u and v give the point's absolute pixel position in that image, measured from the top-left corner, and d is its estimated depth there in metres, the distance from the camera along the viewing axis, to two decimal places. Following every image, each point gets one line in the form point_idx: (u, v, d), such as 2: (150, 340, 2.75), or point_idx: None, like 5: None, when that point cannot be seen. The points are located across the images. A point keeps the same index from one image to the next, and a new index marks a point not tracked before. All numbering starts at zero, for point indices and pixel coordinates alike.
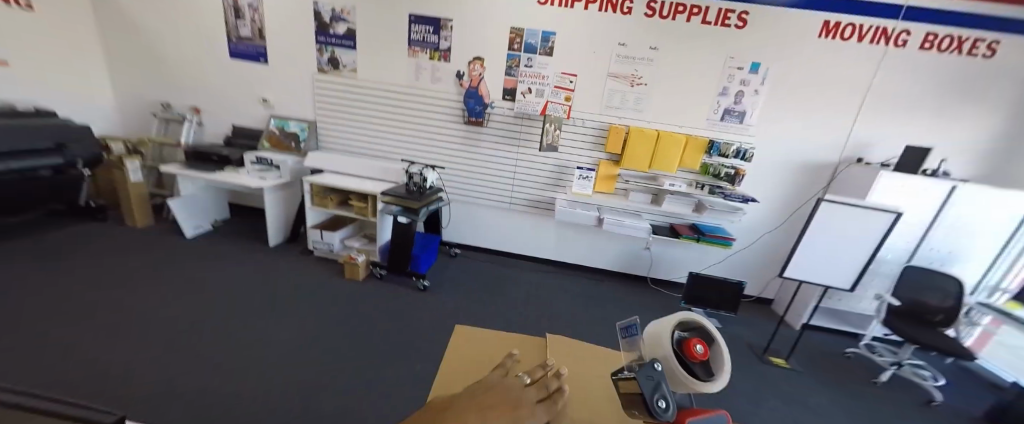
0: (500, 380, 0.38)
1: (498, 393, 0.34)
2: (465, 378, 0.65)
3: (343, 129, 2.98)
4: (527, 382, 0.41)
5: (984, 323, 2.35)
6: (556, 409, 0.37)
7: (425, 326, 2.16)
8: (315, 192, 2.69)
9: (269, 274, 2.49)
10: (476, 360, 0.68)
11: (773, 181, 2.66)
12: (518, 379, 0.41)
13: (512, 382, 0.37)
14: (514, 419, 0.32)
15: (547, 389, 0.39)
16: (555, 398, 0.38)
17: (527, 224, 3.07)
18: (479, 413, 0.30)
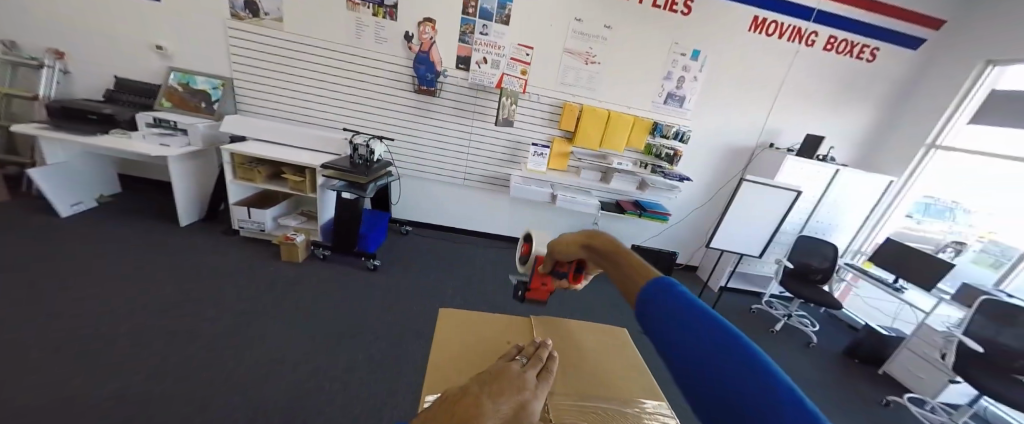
0: (498, 364, 0.39)
1: (500, 377, 0.36)
2: (463, 357, 0.61)
3: (268, 90, 2.58)
4: (522, 358, 0.43)
5: (848, 279, 2.95)
6: (552, 377, 0.40)
7: (377, 306, 2.07)
8: (238, 162, 2.34)
9: (184, 258, 2.15)
10: (470, 337, 0.66)
11: (705, 162, 2.95)
12: (515, 359, 0.42)
13: (510, 364, 0.39)
14: (520, 398, 0.34)
15: (541, 361, 0.42)
16: (549, 368, 0.42)
17: (482, 200, 3.04)
18: (489, 400, 0.32)
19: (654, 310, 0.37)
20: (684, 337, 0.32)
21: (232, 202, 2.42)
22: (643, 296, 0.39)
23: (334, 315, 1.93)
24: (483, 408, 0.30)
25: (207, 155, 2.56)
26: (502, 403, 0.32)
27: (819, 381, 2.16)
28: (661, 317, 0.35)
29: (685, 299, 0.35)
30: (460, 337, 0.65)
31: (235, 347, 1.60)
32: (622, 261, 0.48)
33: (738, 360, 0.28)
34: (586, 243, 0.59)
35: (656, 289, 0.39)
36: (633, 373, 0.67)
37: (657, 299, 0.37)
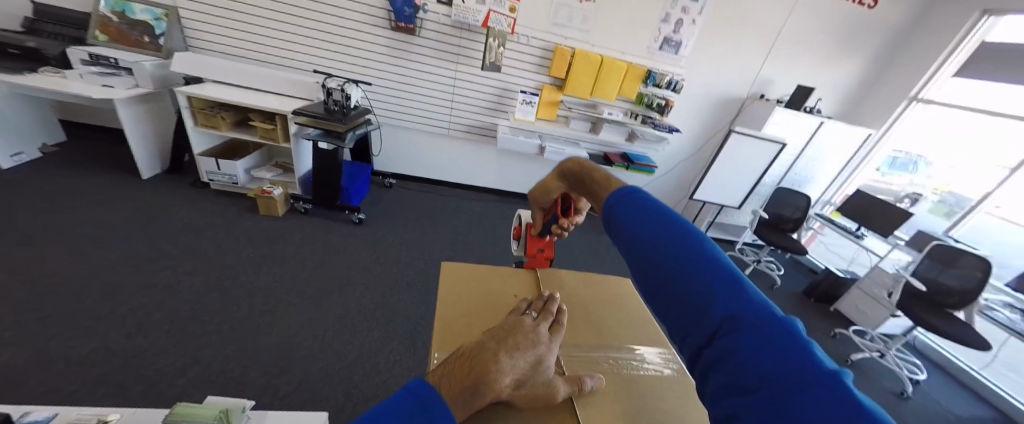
0: (509, 318, 0.43)
1: (514, 336, 0.39)
2: (468, 306, 0.62)
3: (220, 22, 2.26)
4: (533, 315, 0.45)
5: (815, 228, 3.15)
6: (561, 335, 0.44)
7: (366, 258, 2.07)
8: (197, 107, 2.12)
9: (152, 212, 2.02)
10: (473, 287, 0.66)
11: (695, 113, 2.91)
12: (526, 314, 0.45)
13: (523, 321, 0.42)
14: (532, 353, 0.38)
15: (550, 317, 0.45)
16: (558, 327, 0.45)
17: (468, 151, 2.94)
18: (505, 356, 0.36)
19: (622, 216, 0.42)
20: (642, 234, 0.38)
21: (196, 151, 2.24)
22: (612, 203, 0.45)
23: (321, 268, 1.92)
24: (502, 366, 0.34)
25: (160, 98, 2.30)
26: (511, 356, 0.37)
27: None
28: (628, 220, 0.41)
29: (651, 206, 0.41)
30: (462, 291, 0.65)
31: (223, 300, 1.59)
32: (594, 183, 0.53)
33: (689, 252, 0.35)
34: (562, 174, 0.64)
35: (625, 197, 0.44)
36: (628, 322, 0.70)
37: (623, 206, 0.43)
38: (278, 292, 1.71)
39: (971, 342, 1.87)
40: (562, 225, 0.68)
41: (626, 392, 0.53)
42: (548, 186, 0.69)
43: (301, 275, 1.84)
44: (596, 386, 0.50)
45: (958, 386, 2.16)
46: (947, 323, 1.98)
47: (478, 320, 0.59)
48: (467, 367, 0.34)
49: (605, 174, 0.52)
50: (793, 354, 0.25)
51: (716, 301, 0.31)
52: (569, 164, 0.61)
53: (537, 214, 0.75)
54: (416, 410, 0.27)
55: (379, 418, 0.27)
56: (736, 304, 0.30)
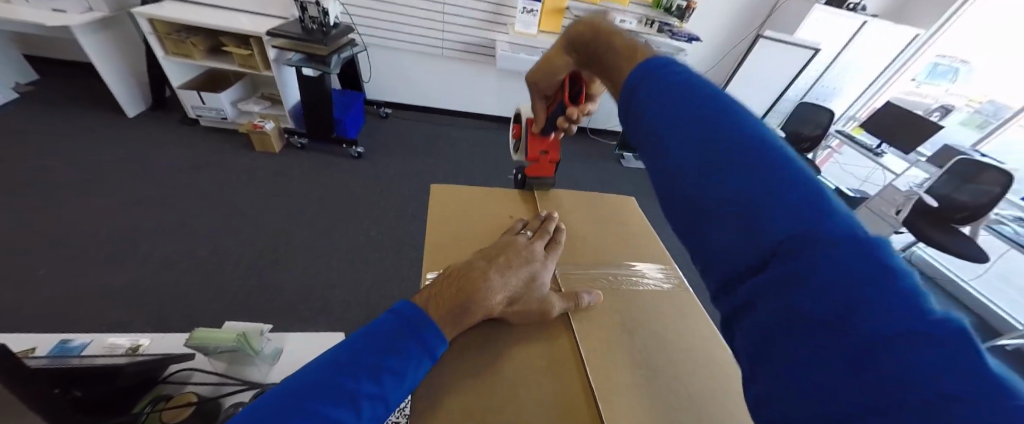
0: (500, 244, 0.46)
1: (507, 251, 0.45)
2: (464, 230, 0.61)
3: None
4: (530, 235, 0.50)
5: (834, 146, 3.01)
6: (557, 249, 0.50)
7: (371, 192, 2.07)
8: (162, 32, 1.92)
9: (147, 152, 1.98)
10: (472, 211, 0.65)
11: (719, 17, 2.54)
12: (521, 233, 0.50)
13: (517, 239, 0.47)
14: (523, 263, 0.45)
15: (546, 236, 0.50)
16: (554, 243, 0.50)
17: (465, 74, 2.71)
18: (498, 268, 0.42)
19: (650, 101, 0.32)
20: (678, 126, 0.30)
21: (175, 85, 2.10)
22: (641, 78, 0.34)
23: (326, 203, 1.93)
24: (495, 277, 0.41)
25: (121, 23, 2.07)
26: (499, 274, 0.41)
27: None
28: (660, 107, 0.31)
29: (690, 88, 0.31)
30: (455, 215, 0.63)
31: (236, 236, 1.65)
32: (611, 55, 0.42)
33: (745, 150, 0.27)
34: (570, 46, 0.53)
35: (657, 75, 0.33)
36: (628, 238, 0.70)
37: (655, 87, 0.33)
38: (289, 226, 1.76)
39: (968, 255, 1.90)
40: (572, 113, 0.62)
41: (622, 306, 0.54)
42: (553, 65, 0.59)
43: (308, 209, 1.87)
44: (594, 302, 0.52)
45: (942, 295, 2.27)
46: (948, 238, 1.99)
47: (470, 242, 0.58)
48: (453, 289, 0.39)
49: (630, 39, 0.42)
50: (881, 282, 0.20)
51: (770, 218, 0.23)
52: (581, 29, 0.50)
53: (539, 104, 0.68)
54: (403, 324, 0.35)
55: (382, 335, 0.33)
56: (805, 217, 0.23)
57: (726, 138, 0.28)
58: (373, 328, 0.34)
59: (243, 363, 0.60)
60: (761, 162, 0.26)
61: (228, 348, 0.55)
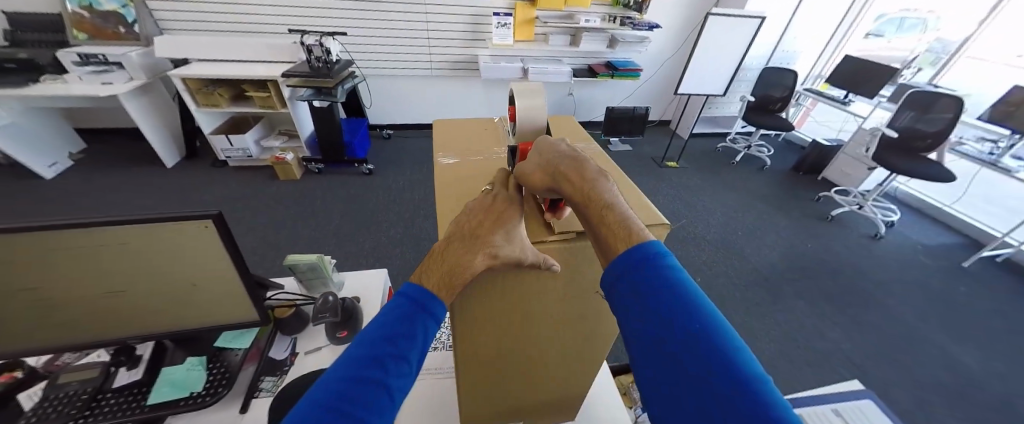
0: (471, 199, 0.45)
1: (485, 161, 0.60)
2: (464, 133, 0.72)
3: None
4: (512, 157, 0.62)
5: (806, 104, 3.19)
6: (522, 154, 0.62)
7: (384, 201, 2.31)
8: (194, 87, 2.23)
9: (188, 193, 2.26)
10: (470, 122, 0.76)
11: (675, 3, 2.80)
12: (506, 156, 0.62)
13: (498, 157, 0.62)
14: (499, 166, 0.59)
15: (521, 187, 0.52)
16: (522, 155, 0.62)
17: (454, 88, 3.00)
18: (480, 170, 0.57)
19: (626, 298, 0.37)
20: (651, 332, 0.34)
21: (206, 132, 2.40)
22: (620, 268, 0.37)
23: (349, 214, 2.17)
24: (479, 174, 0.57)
25: (155, 87, 2.39)
26: (484, 229, 0.40)
27: (764, 194, 2.63)
28: (637, 310, 0.35)
29: (661, 289, 0.35)
30: (453, 125, 0.74)
31: (275, 249, 1.88)
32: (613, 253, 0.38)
33: (715, 363, 0.31)
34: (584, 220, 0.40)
35: (637, 266, 0.37)
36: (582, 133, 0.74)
37: (632, 282, 0.36)
38: (318, 237, 1.99)
39: (939, 177, 2.05)
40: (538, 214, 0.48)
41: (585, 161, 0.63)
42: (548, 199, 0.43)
43: (332, 222, 2.11)
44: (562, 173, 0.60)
45: (927, 223, 2.42)
46: (920, 164, 2.14)
47: (465, 143, 0.67)
48: (440, 263, 0.40)
49: (625, 223, 0.39)
50: None
51: None
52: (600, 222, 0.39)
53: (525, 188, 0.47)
54: (407, 303, 0.40)
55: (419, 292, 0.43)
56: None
57: (692, 354, 0.32)
58: (383, 313, 0.39)
59: (319, 285, 0.79)
60: (725, 380, 0.30)
61: (309, 264, 0.74)
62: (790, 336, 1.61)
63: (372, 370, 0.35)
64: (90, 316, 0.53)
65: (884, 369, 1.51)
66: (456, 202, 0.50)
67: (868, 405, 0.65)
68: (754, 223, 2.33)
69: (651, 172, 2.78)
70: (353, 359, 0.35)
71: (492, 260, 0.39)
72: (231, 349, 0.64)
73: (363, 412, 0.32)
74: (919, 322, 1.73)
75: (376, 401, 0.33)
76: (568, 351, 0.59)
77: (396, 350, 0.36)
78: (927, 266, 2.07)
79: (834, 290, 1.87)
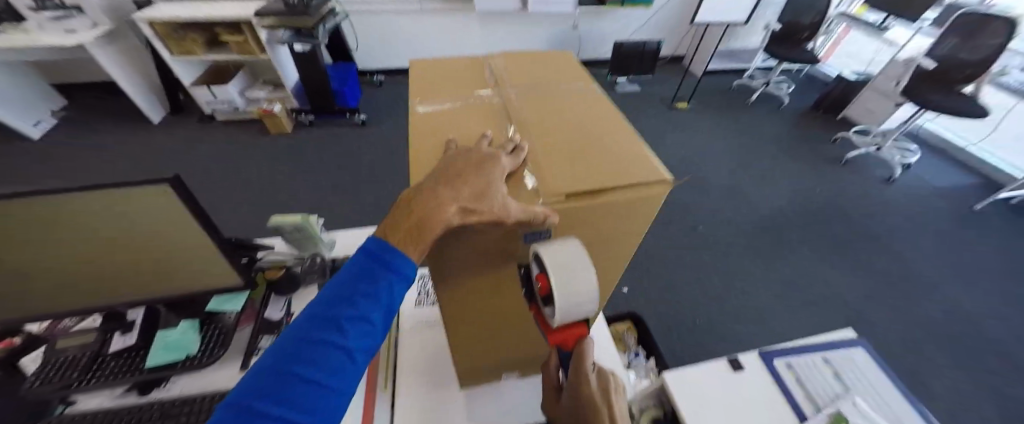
0: (441, 163, 0.39)
1: (468, 112, 0.55)
2: (444, 77, 0.64)
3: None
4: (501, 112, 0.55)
5: (838, 31, 2.88)
6: (509, 106, 0.56)
7: (381, 154, 2.25)
8: (164, 33, 2.05)
9: (181, 152, 2.21)
10: (451, 65, 0.67)
11: None
12: (497, 106, 0.56)
13: (485, 107, 0.56)
14: (482, 118, 0.54)
15: (519, 163, 0.44)
16: (508, 107, 0.56)
17: (447, 25, 2.73)
18: (462, 127, 0.52)
19: None
20: None
21: (187, 84, 2.27)
22: None
23: (347, 170, 2.14)
24: (459, 126, 0.52)
25: (121, 32, 2.19)
26: (460, 190, 0.36)
27: (777, 136, 2.50)
28: None
29: None
30: (430, 67, 0.66)
31: (276, 207, 1.90)
32: None
33: None
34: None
35: None
36: (578, 75, 0.67)
37: None
38: (316, 193, 1.98)
39: (971, 114, 1.90)
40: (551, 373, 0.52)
41: (583, 108, 0.57)
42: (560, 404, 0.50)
43: (329, 178, 2.08)
44: (559, 121, 0.54)
45: (946, 164, 2.32)
46: (953, 99, 1.98)
47: (443, 86, 0.61)
48: (409, 216, 0.36)
49: None
50: None
51: None
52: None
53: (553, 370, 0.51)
54: (370, 259, 0.38)
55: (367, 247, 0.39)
56: None
57: None
58: (344, 269, 0.39)
59: (309, 246, 0.79)
60: None
61: (296, 226, 0.73)
62: (787, 280, 1.64)
63: (326, 328, 0.35)
64: (74, 282, 0.53)
65: (873, 310, 1.57)
66: (434, 153, 0.46)
67: (861, 353, 0.67)
68: (766, 168, 2.25)
69: (660, 116, 2.63)
70: (315, 318, 0.36)
71: (467, 217, 0.36)
72: (223, 312, 0.66)
73: (316, 370, 0.34)
74: (917, 265, 1.75)
75: (331, 360, 0.34)
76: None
77: (357, 313, 0.36)
78: (938, 209, 2.03)
79: (837, 236, 1.86)
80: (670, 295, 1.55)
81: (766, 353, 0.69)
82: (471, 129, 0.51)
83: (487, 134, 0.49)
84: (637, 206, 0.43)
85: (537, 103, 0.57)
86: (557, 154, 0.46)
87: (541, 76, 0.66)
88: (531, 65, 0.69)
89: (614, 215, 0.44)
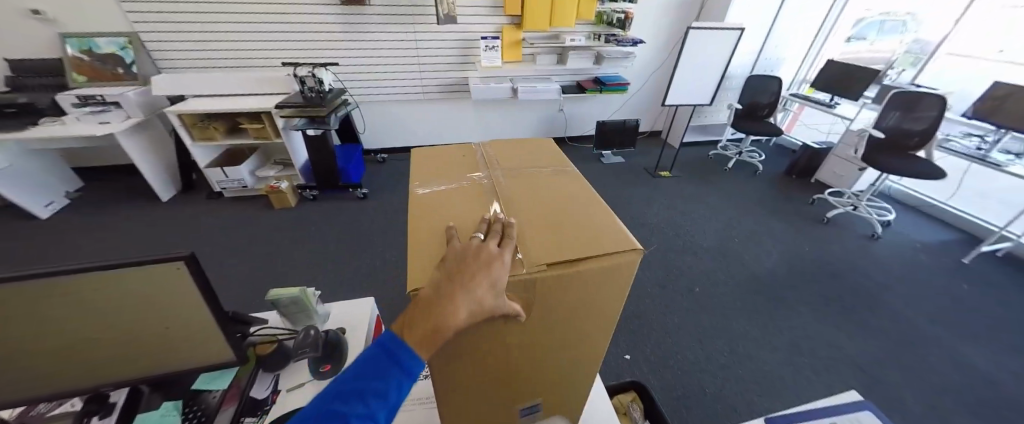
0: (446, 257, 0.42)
1: (461, 193, 0.60)
2: (440, 162, 0.72)
3: (190, 36, 2.33)
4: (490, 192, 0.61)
5: (793, 108, 3.26)
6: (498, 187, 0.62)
7: (379, 225, 2.32)
8: (190, 123, 2.26)
9: (182, 228, 2.26)
10: (446, 151, 0.76)
11: (657, 18, 2.90)
12: (488, 187, 0.62)
13: (477, 188, 0.62)
14: (474, 197, 0.59)
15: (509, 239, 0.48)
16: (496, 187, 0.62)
17: (447, 111, 3.06)
18: (457, 206, 0.57)
19: None
20: None
21: (202, 165, 2.42)
22: None
23: (344, 240, 2.17)
24: (453, 205, 0.57)
25: (151, 123, 2.42)
26: (464, 284, 0.40)
27: (759, 199, 2.63)
28: None
29: None
30: (429, 154, 0.75)
31: (268, 279, 1.87)
32: None
33: None
34: None
35: None
36: (557, 158, 0.76)
37: None
38: (311, 264, 1.97)
39: (931, 174, 2.05)
40: None
41: (563, 188, 0.64)
42: None
43: (326, 249, 2.09)
44: (544, 200, 0.59)
45: (924, 221, 2.42)
46: (910, 162, 2.16)
47: (440, 169, 0.68)
48: (421, 308, 0.40)
49: None
50: None
51: None
52: None
53: None
54: (383, 353, 0.42)
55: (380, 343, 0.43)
56: None
57: None
58: (356, 361, 0.42)
59: (303, 319, 0.78)
60: None
61: (293, 297, 0.73)
62: (796, 343, 1.57)
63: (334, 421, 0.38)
64: (43, 362, 0.50)
65: (893, 373, 1.47)
66: (430, 231, 0.51)
67: (868, 415, 0.63)
68: (753, 229, 2.32)
69: (645, 183, 2.79)
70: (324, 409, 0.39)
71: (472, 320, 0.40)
72: (209, 391, 0.63)
73: None
74: (925, 323, 1.70)
75: None
76: (555, 374, 0.60)
77: (365, 410, 0.39)
78: (928, 265, 2.06)
79: (837, 294, 1.84)
80: (677, 364, 1.46)
81: (775, 421, 0.64)
82: (465, 207, 0.56)
83: (477, 214, 0.54)
84: (614, 274, 0.47)
85: (520, 182, 0.64)
86: (542, 228, 0.51)
87: (526, 160, 0.74)
88: (516, 150, 0.78)
89: (595, 284, 0.47)
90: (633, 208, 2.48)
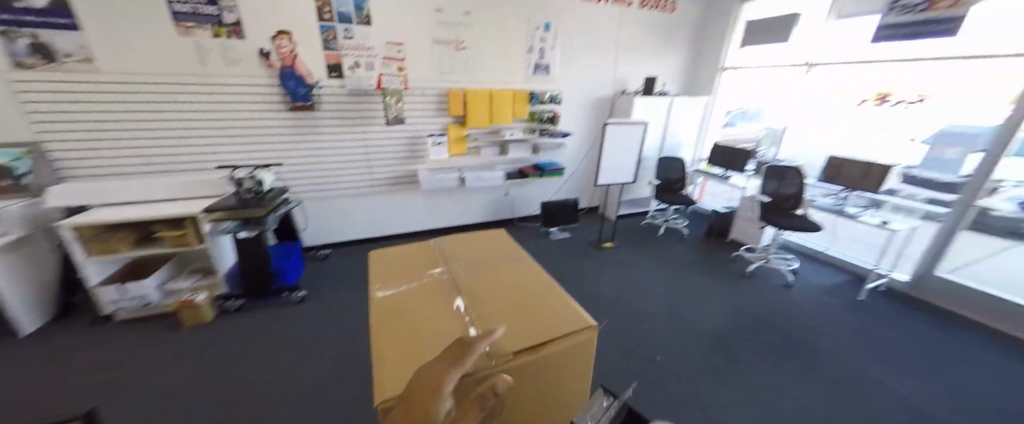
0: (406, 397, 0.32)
1: (420, 295, 0.61)
2: (394, 263, 0.73)
3: (110, 143, 2.17)
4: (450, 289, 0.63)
5: (698, 181, 3.90)
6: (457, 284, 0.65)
7: (319, 330, 2.06)
8: (87, 236, 1.98)
9: (43, 366, 1.76)
10: (400, 250, 0.78)
11: (579, 116, 3.47)
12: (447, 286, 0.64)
13: (436, 286, 0.64)
14: (433, 297, 0.61)
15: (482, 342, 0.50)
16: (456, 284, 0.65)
17: (396, 202, 3.10)
18: (420, 311, 0.57)
19: None
20: None
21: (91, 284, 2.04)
22: None
23: (273, 355, 1.86)
24: (415, 309, 0.58)
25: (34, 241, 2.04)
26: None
27: (691, 261, 2.91)
28: None
29: None
30: (382, 255, 0.76)
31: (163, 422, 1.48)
32: None
33: None
34: None
35: None
36: (507, 245, 0.83)
37: None
38: (227, 392, 1.62)
39: (812, 227, 2.51)
40: None
41: (517, 273, 0.70)
42: None
43: (249, 369, 1.76)
44: (503, 289, 0.64)
45: (821, 267, 2.85)
46: (795, 219, 2.63)
47: (396, 271, 0.69)
48: None
49: None
50: None
51: None
52: None
53: None
54: None
55: None
56: None
57: None
58: None
59: None
60: None
61: None
62: (760, 401, 1.60)
63: None
64: None
65: (848, 417, 1.54)
66: (400, 344, 0.49)
67: None
68: (693, 290, 2.51)
69: (593, 255, 2.96)
70: None
71: None
72: None
73: None
74: (853, 361, 1.87)
75: None
76: None
77: None
78: (837, 305, 2.36)
79: (778, 344, 1.98)
80: None
81: None
82: (430, 309, 0.58)
83: (444, 319, 0.54)
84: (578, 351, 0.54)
85: (479, 272, 0.69)
86: (509, 321, 0.55)
87: (479, 249, 0.79)
88: (468, 241, 0.83)
89: (560, 362, 0.53)
90: (585, 281, 2.56)
